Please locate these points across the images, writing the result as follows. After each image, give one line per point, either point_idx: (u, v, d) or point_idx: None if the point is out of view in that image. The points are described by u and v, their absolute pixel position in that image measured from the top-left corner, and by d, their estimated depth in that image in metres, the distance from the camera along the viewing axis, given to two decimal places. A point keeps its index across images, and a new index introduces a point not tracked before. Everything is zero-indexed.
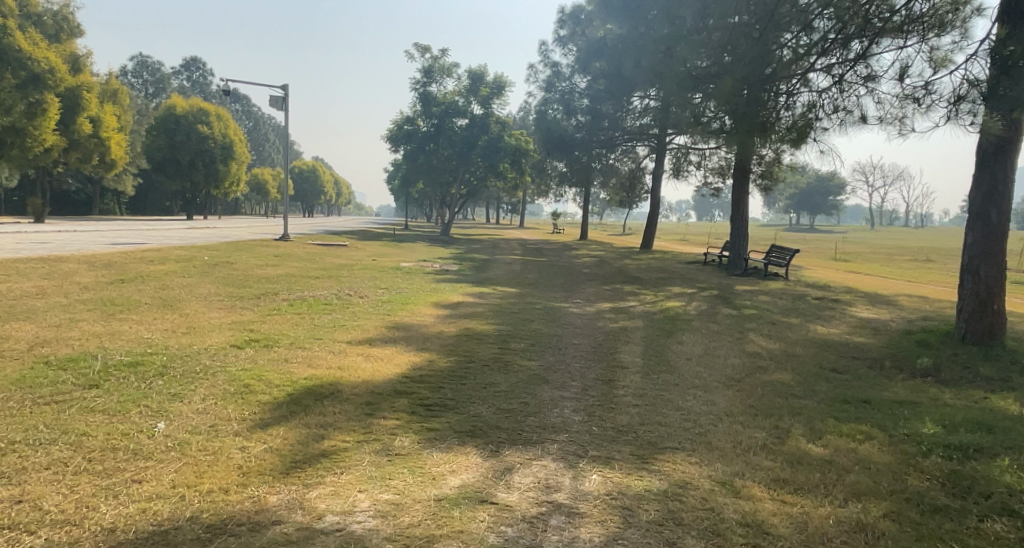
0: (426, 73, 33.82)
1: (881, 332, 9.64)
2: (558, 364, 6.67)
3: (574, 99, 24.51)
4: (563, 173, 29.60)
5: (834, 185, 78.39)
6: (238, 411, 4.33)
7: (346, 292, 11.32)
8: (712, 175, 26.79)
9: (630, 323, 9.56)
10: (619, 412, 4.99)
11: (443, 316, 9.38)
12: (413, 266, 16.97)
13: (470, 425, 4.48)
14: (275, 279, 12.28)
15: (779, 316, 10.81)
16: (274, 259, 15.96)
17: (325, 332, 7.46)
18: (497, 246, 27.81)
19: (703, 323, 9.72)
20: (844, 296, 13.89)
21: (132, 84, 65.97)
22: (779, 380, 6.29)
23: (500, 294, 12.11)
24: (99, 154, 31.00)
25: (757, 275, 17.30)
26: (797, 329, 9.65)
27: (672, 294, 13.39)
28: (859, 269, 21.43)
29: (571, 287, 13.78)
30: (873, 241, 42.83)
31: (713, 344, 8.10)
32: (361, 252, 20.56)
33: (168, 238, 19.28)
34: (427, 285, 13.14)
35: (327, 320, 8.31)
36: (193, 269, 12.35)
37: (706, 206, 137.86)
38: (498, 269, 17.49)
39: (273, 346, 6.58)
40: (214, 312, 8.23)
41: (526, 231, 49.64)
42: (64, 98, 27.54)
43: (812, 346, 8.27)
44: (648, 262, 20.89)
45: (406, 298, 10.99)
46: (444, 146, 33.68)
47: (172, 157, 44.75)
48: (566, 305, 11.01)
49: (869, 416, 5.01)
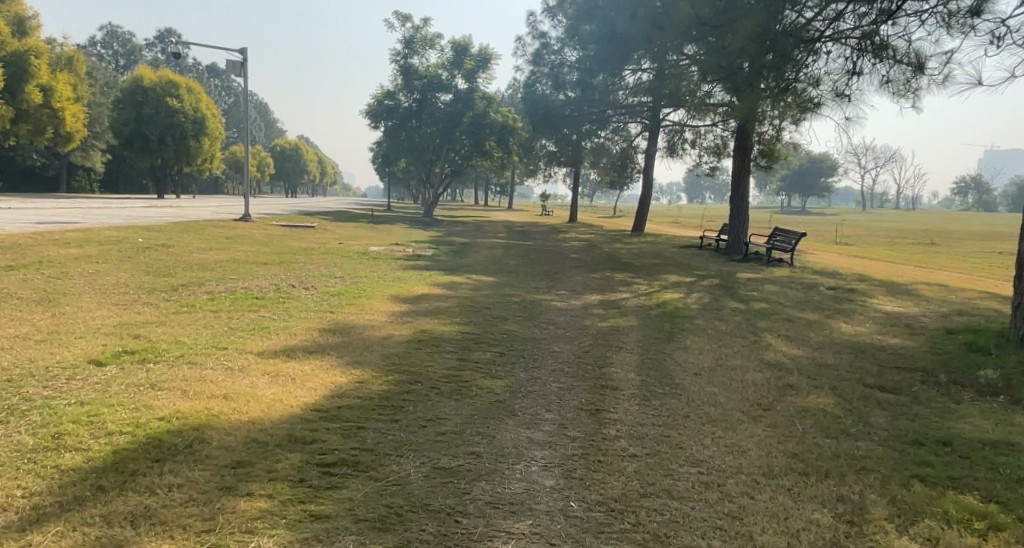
0: (407, 43, 31.77)
1: (918, 330, 8.11)
2: (530, 386, 5.09)
3: (563, 72, 22.34)
4: (552, 151, 27.90)
5: (826, 165, 77.44)
6: (5, 492, 2.78)
7: (290, 282, 9.64)
8: (708, 154, 25.24)
9: (622, 322, 7.98)
10: (609, 472, 3.43)
11: (397, 314, 7.74)
12: (383, 250, 15.41)
13: (381, 508, 2.92)
14: (212, 265, 10.67)
15: (795, 311, 9.24)
16: (223, 242, 14.25)
17: (235, 340, 5.80)
18: (480, 228, 26.29)
19: (708, 321, 8.19)
20: (859, 285, 12.36)
21: (102, 56, 63.60)
22: (821, 407, 4.72)
23: (472, 284, 10.46)
24: (53, 126, 29.19)
25: (760, 262, 15.78)
26: (821, 329, 8.07)
27: (670, 284, 11.77)
28: (866, 254, 19.97)
29: (556, 275, 12.24)
30: (870, 224, 41.44)
31: (726, 351, 6.52)
32: (329, 233, 18.99)
33: (113, 217, 17.66)
34: (391, 273, 11.52)
35: (246, 321, 6.66)
36: (116, 253, 10.68)
37: (697, 188, 135.95)
38: (477, 253, 15.95)
39: (151, 360, 4.95)
40: (100, 310, 6.56)
41: (514, 213, 48.04)
42: (9, 64, 25.98)
43: (846, 353, 6.71)
44: (640, 246, 19.47)
45: (359, 290, 9.33)
46: (427, 122, 31.81)
47: (140, 132, 42.53)
48: (548, 298, 9.45)
49: (968, 475, 3.48)
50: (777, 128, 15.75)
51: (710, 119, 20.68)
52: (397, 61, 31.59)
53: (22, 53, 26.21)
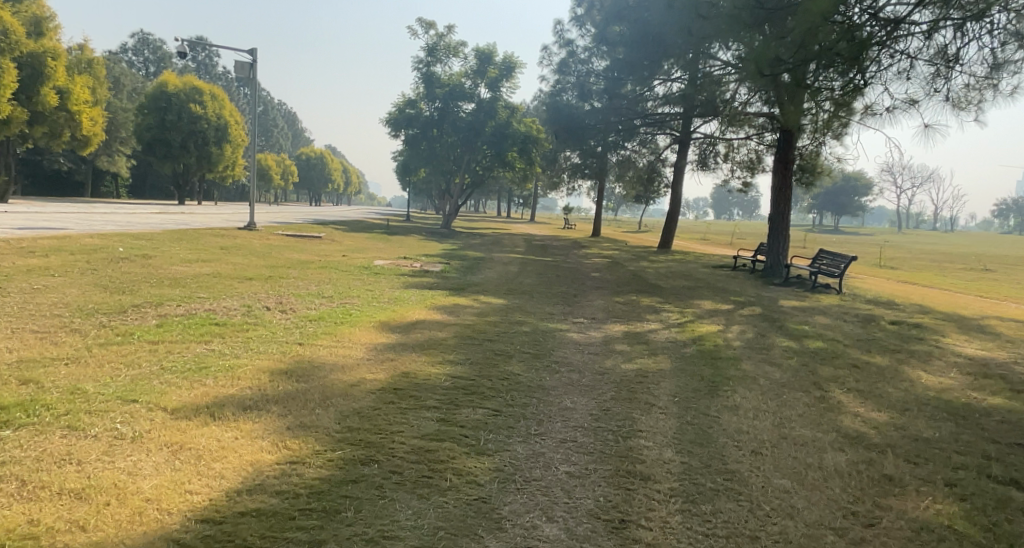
0: (429, 51, 30.77)
1: (1018, 384, 6.56)
2: (528, 471, 3.71)
3: (590, 81, 21.10)
4: (576, 163, 26.51)
5: (862, 185, 75.03)
6: None
7: (267, 302, 8.37)
8: (741, 169, 23.68)
9: (652, 364, 6.53)
10: None
11: (379, 347, 6.41)
12: (388, 265, 14.12)
13: None
14: (187, 280, 9.46)
15: (858, 354, 7.72)
16: (215, 253, 13.09)
17: (156, 388, 4.50)
18: (500, 242, 25.02)
19: (756, 366, 6.73)
20: (924, 320, 10.75)
21: (132, 63, 64.05)
22: (943, 524, 3.32)
23: (477, 308, 9.11)
24: (70, 129, 28.54)
25: (804, 287, 14.24)
26: (898, 381, 6.53)
27: (704, 312, 10.27)
28: (917, 280, 18.26)
29: (576, 299, 10.83)
30: (914, 246, 39.20)
31: (790, 416, 5.07)
32: (335, 244, 17.83)
33: (110, 224, 16.63)
34: (389, 292, 10.22)
35: (185, 359, 5.37)
36: (82, 265, 9.54)
37: (723, 205, 133.37)
38: (491, 270, 14.57)
39: (17, 423, 3.67)
40: (8, 341, 5.36)
41: (538, 226, 46.78)
42: (26, 65, 25.59)
43: (943, 420, 5.21)
44: (669, 266, 18.00)
45: (344, 314, 8.02)
46: (449, 132, 30.65)
47: (163, 137, 41.99)
48: (565, 329, 8.03)
49: None
50: (818, 138, 14.40)
51: (744, 131, 19.35)
52: (419, 69, 30.63)
53: (39, 55, 25.78)
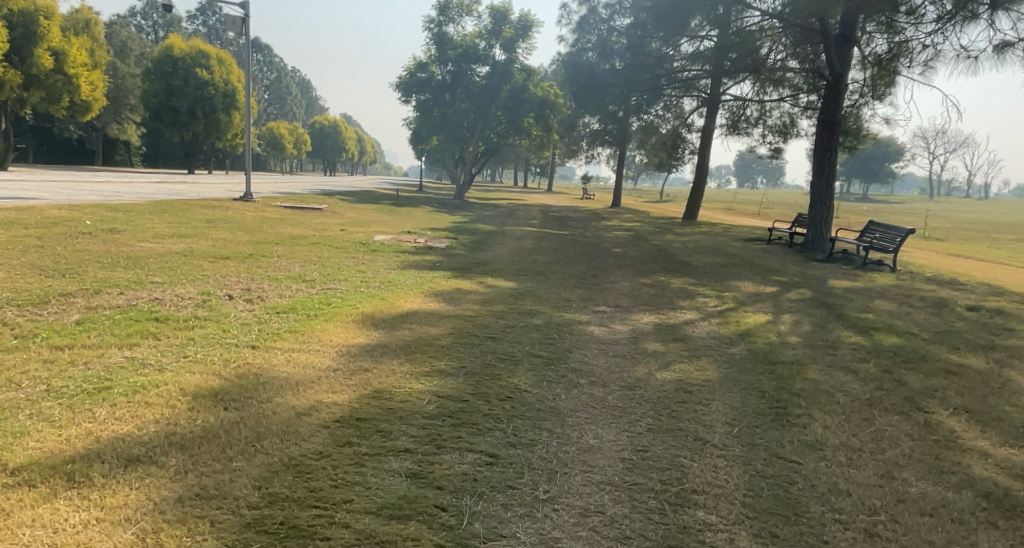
0: (441, 10, 28.90)
1: None
2: None
3: (611, 40, 19.38)
4: (596, 130, 24.81)
5: (893, 150, 71.56)
6: None
7: (233, 288, 7.07)
8: (773, 135, 21.82)
9: (699, 373, 5.14)
10: None
11: (352, 352, 5.08)
12: (388, 240, 12.76)
13: None
14: (147, 260, 8.19)
15: (945, 353, 6.25)
16: (197, 227, 11.81)
17: (12, 427, 3.25)
18: (515, 213, 23.56)
19: (828, 374, 5.32)
20: (1003, 303, 9.25)
21: (141, 28, 62.73)
22: None
23: (481, 294, 7.75)
24: (69, 94, 27.17)
25: (854, 264, 12.68)
26: (1013, 395, 5.09)
27: (746, 297, 8.84)
28: (975, 254, 16.52)
29: (596, 280, 9.42)
30: (957, 215, 36.74)
31: (898, 460, 3.67)
32: (335, 217, 16.46)
33: (92, 194, 15.37)
34: (382, 274, 8.90)
35: (86, 374, 4.09)
36: (32, 242, 8.31)
37: (748, 171, 129.44)
38: (503, 246, 13.15)
39: None
40: None
41: (554, 196, 45.03)
42: (17, 25, 24.18)
43: None
44: (698, 239, 16.45)
45: (321, 304, 6.70)
46: (461, 97, 28.97)
47: (169, 104, 40.72)
48: (585, 322, 6.64)
49: None
50: (864, 93, 12.76)
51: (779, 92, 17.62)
52: (430, 29, 28.82)
53: (32, 13, 24.39)
